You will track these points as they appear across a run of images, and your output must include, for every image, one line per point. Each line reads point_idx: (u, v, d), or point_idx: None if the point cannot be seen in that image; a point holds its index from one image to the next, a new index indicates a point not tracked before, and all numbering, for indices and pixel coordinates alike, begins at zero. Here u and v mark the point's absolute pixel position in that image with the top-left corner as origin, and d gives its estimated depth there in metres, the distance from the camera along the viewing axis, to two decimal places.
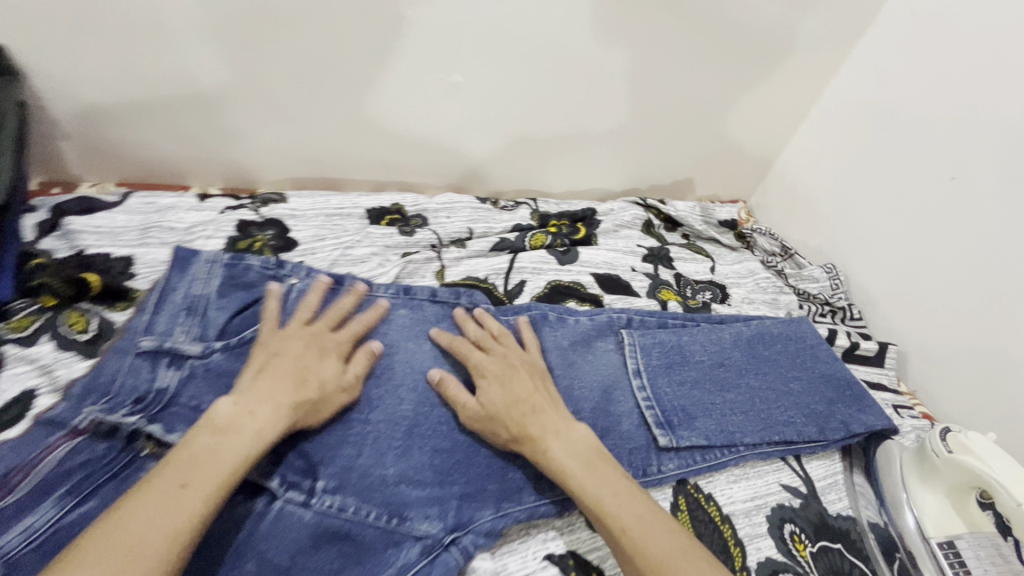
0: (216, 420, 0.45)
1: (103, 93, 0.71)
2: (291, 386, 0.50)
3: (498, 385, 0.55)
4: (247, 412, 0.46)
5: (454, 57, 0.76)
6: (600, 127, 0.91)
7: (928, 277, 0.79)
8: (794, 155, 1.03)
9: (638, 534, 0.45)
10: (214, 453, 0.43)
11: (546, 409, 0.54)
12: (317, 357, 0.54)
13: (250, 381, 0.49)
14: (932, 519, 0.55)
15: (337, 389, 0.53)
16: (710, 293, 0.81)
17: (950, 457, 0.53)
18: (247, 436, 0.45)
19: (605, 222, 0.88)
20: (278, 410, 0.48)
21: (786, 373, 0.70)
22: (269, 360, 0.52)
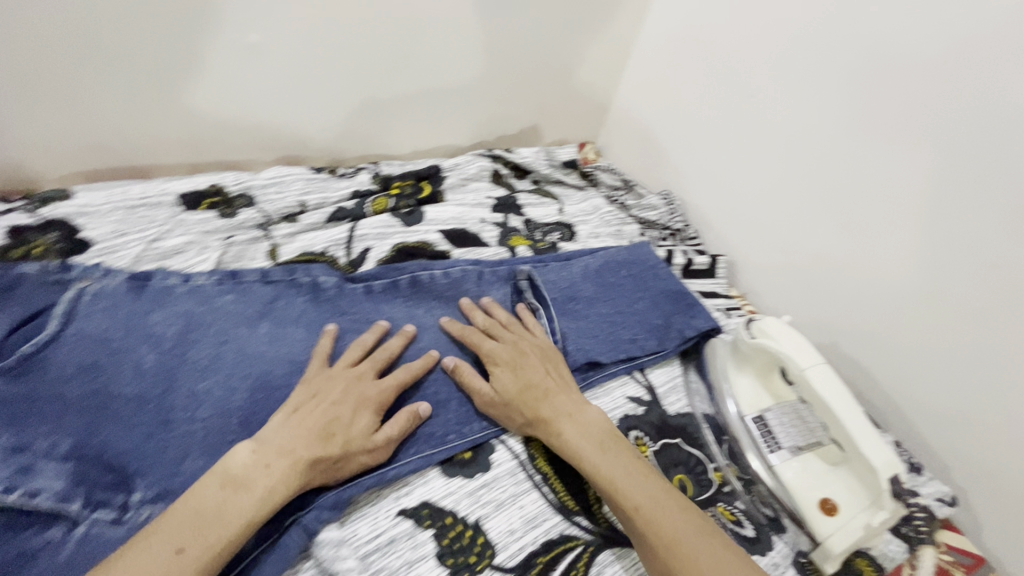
0: (231, 469, 0.44)
1: None
2: (314, 439, 0.47)
3: (518, 369, 0.58)
4: (263, 465, 0.45)
5: (245, 14, 0.68)
6: (431, 80, 0.88)
7: (745, 191, 0.88)
8: (626, 92, 1.07)
9: (652, 511, 0.48)
10: (219, 510, 0.42)
11: (563, 395, 0.57)
12: (352, 408, 0.51)
13: (278, 425, 0.48)
14: (746, 399, 0.62)
15: (361, 449, 0.49)
16: (558, 233, 0.84)
17: (752, 341, 0.61)
18: (256, 495, 0.44)
19: (451, 177, 0.87)
20: (296, 467, 0.46)
21: (631, 296, 0.75)
22: (302, 405, 0.50)
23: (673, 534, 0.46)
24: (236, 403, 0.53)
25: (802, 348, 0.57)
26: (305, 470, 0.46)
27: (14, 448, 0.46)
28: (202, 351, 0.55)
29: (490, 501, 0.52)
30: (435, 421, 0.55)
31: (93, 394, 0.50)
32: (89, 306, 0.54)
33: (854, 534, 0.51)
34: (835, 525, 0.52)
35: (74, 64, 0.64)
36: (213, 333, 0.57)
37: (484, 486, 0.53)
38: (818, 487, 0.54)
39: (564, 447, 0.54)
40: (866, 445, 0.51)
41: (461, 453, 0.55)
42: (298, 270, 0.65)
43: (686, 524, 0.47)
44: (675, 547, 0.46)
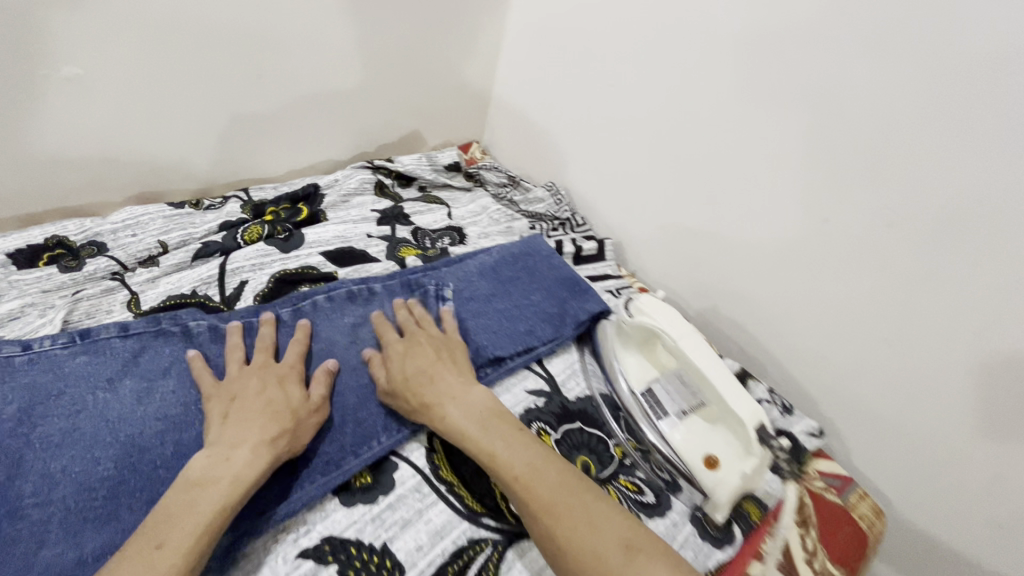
0: (192, 475, 0.46)
1: None
2: (266, 422, 0.50)
3: (409, 357, 0.60)
4: (222, 460, 0.47)
5: (56, 44, 0.60)
6: (296, 98, 0.84)
7: (622, 175, 0.92)
8: (503, 89, 1.09)
9: (530, 480, 0.49)
10: (191, 507, 0.43)
11: (451, 377, 0.59)
12: (277, 388, 0.54)
13: (219, 431, 0.50)
14: (634, 375, 0.65)
15: (307, 416, 0.54)
16: (448, 238, 0.84)
17: (632, 319, 0.65)
18: (225, 484, 0.45)
19: (330, 195, 0.85)
20: (256, 449, 0.48)
21: (525, 288, 0.76)
22: (232, 403, 0.52)
23: (548, 502, 0.47)
24: (101, 474, 0.48)
25: (673, 322, 0.63)
26: (268, 448, 0.49)
27: None
28: (53, 425, 0.50)
29: (394, 522, 0.51)
30: (330, 448, 0.54)
31: None
32: None
33: (734, 483, 0.56)
34: (718, 477, 0.57)
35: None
36: (65, 401, 0.52)
37: (388, 507, 0.52)
38: (703, 446, 0.58)
39: (450, 430, 0.55)
40: (734, 402, 0.57)
41: (361, 478, 0.54)
42: (164, 317, 0.60)
43: (562, 487, 0.48)
44: (551, 515, 0.46)
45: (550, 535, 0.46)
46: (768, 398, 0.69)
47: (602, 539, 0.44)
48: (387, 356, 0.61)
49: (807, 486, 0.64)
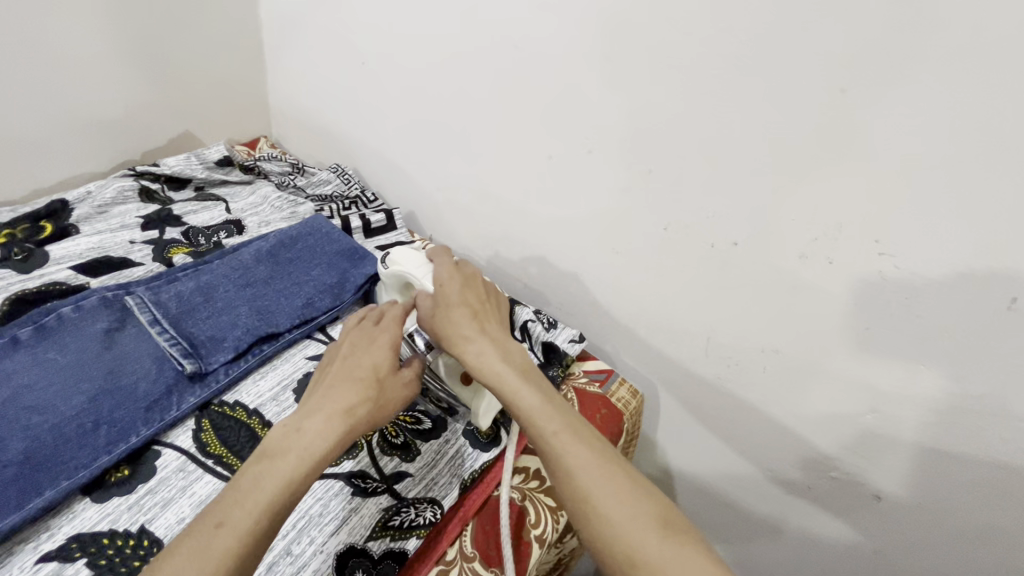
0: (268, 442, 0.46)
1: None
2: (347, 389, 0.51)
3: (460, 305, 0.58)
4: (294, 433, 0.46)
5: None
6: (12, 109, 0.78)
7: (395, 149, 0.97)
8: (274, 81, 1.08)
9: (565, 439, 0.47)
10: (256, 481, 0.43)
11: (488, 329, 0.57)
12: (367, 346, 0.55)
13: (316, 393, 0.51)
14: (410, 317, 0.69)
15: (393, 385, 0.54)
16: (225, 232, 0.84)
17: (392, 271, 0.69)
18: (293, 457, 0.45)
19: (81, 209, 0.80)
20: (327, 422, 0.48)
21: (304, 265, 0.79)
22: (327, 369, 0.53)
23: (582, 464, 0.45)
24: None
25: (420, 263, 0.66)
26: (343, 419, 0.49)
27: None
28: None
29: (155, 504, 0.53)
30: (81, 454, 0.55)
31: None
32: None
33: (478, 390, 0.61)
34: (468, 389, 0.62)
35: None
36: None
37: (148, 492, 0.54)
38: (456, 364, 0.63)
39: (481, 371, 0.53)
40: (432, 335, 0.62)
41: (120, 472, 0.56)
42: None
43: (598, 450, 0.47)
44: (589, 474, 0.44)
45: (578, 493, 0.44)
46: (533, 318, 0.77)
47: (635, 513, 0.42)
48: (440, 285, 0.60)
49: (571, 384, 0.75)
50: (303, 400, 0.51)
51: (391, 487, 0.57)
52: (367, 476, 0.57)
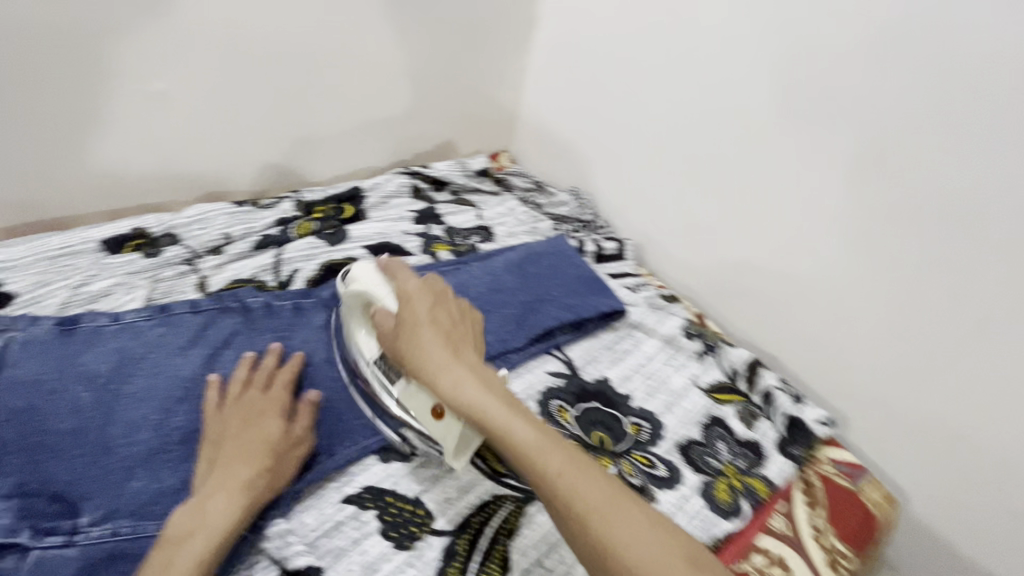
0: (173, 527, 0.46)
1: None
2: (239, 466, 0.49)
3: (432, 318, 0.52)
4: (195, 514, 0.46)
5: (156, 65, 0.73)
6: (343, 112, 0.94)
7: (637, 181, 0.98)
8: (528, 103, 1.16)
9: (572, 478, 0.42)
10: (169, 565, 0.43)
11: (468, 349, 0.51)
12: (257, 420, 0.53)
13: (206, 474, 0.50)
14: (364, 347, 0.59)
15: (288, 449, 0.53)
16: (478, 236, 0.92)
17: (349, 289, 0.59)
18: (201, 535, 0.45)
19: (371, 197, 0.93)
20: (228, 498, 0.47)
21: (549, 280, 0.82)
22: (214, 448, 0.51)
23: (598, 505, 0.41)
24: (177, 424, 0.56)
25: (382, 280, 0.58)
26: (243, 493, 0.48)
27: None
28: (137, 383, 0.58)
29: (427, 477, 0.57)
30: (368, 413, 0.60)
31: (30, 433, 0.51)
32: (20, 352, 0.57)
33: (457, 430, 0.50)
34: (444, 424, 0.52)
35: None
36: (148, 361, 0.60)
37: (420, 465, 0.58)
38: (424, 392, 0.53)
39: (470, 410, 0.46)
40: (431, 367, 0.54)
41: (395, 439, 0.60)
42: (224, 295, 0.69)
43: (610, 488, 0.42)
44: (603, 517, 0.40)
45: (595, 541, 0.40)
46: (779, 386, 0.72)
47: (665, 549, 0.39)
48: (405, 297, 0.54)
49: (818, 470, 0.67)
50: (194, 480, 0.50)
51: None
52: None
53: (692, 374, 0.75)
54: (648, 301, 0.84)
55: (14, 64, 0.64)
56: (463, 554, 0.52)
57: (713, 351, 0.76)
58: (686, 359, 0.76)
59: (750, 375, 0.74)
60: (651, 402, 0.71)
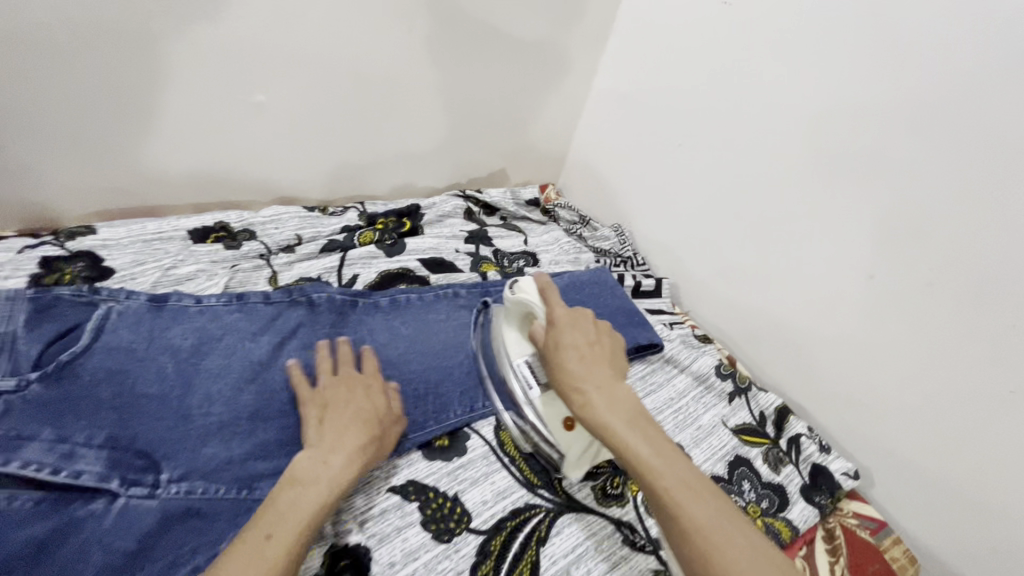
0: (296, 471, 0.52)
1: None
2: (353, 431, 0.56)
3: (571, 329, 0.60)
4: (320, 463, 0.53)
5: (252, 79, 0.80)
6: (411, 133, 1.01)
7: (679, 223, 1.02)
8: (579, 140, 1.22)
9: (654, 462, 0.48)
10: (295, 504, 0.49)
11: (599, 358, 0.58)
12: (365, 396, 0.61)
13: (318, 432, 0.56)
14: (513, 347, 0.67)
15: (390, 423, 0.61)
16: (524, 261, 0.98)
17: (514, 297, 0.66)
18: (322, 482, 0.52)
19: (428, 214, 1.00)
20: (348, 455, 0.54)
21: (591, 309, 0.87)
22: (322, 412, 0.58)
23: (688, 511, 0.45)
24: (245, 402, 0.61)
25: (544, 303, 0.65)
26: (357, 454, 0.55)
27: (57, 438, 0.52)
28: (213, 361, 0.64)
29: (466, 479, 0.61)
30: (416, 412, 0.65)
31: (122, 394, 0.57)
32: (116, 322, 0.63)
33: (582, 441, 0.60)
34: (570, 436, 0.61)
35: (96, 105, 0.72)
36: (224, 343, 0.66)
37: (460, 467, 0.62)
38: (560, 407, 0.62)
39: (593, 419, 0.53)
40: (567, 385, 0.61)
41: (440, 440, 0.66)
42: (292, 288, 0.75)
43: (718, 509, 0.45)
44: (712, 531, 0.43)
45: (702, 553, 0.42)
46: (807, 435, 0.74)
47: (740, 531, 0.43)
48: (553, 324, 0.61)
49: (839, 520, 0.69)
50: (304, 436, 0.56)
51: (657, 551, 0.60)
52: (635, 530, 0.61)
53: (721, 413, 0.77)
54: (682, 338, 0.88)
55: (139, 71, 0.72)
56: (495, 555, 0.55)
57: (743, 393, 0.79)
58: (716, 397, 0.79)
59: (778, 421, 0.76)
60: (679, 436, 0.74)
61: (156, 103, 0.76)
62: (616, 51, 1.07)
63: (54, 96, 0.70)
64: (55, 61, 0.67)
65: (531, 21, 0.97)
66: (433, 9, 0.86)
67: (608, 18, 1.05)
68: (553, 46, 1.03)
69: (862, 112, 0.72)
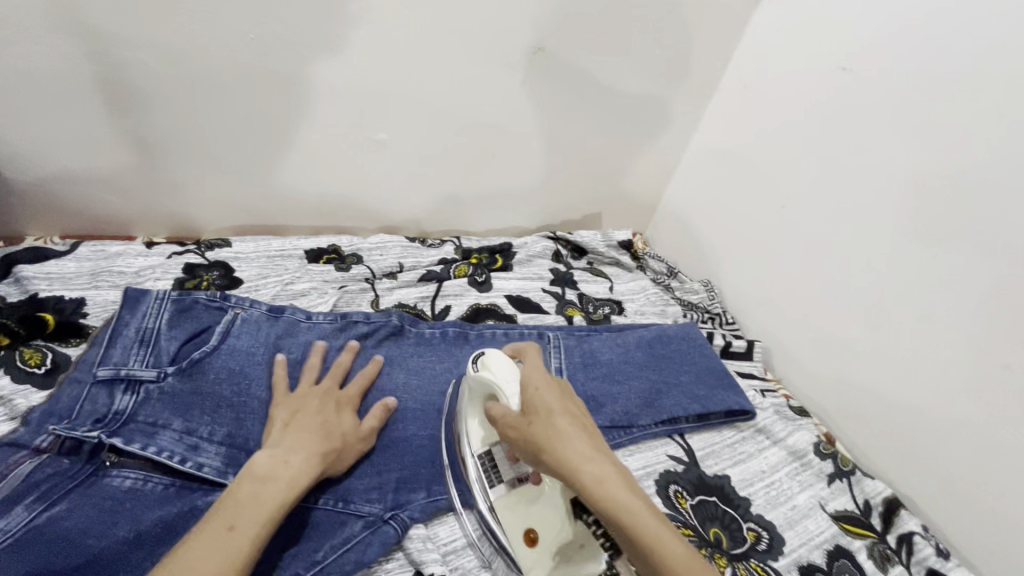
0: (257, 468, 0.53)
1: (67, 158, 0.79)
2: (316, 437, 0.58)
3: (550, 392, 0.53)
4: (282, 462, 0.54)
5: (377, 120, 0.88)
6: (508, 175, 1.06)
7: (774, 286, 0.98)
8: (672, 193, 1.22)
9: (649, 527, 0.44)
10: (256, 499, 0.51)
11: (578, 415, 0.52)
12: (335, 411, 0.63)
13: (281, 434, 0.58)
14: (476, 440, 0.61)
15: (354, 438, 0.62)
16: (609, 308, 0.97)
17: (480, 378, 0.60)
18: (284, 482, 0.53)
19: (519, 253, 1.03)
20: (310, 460, 0.56)
21: (678, 366, 0.84)
22: (294, 414, 0.60)
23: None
24: None
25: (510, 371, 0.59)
26: (319, 460, 0.56)
27: (185, 430, 0.59)
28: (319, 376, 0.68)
29: None
30: None
31: (240, 394, 0.63)
32: (240, 327, 0.69)
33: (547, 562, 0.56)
34: (534, 556, 0.56)
35: (243, 136, 0.84)
36: (328, 358, 0.71)
37: None
38: (520, 519, 0.57)
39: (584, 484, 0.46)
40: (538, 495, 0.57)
41: None
42: (394, 314, 0.78)
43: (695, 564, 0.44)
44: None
45: None
46: (922, 534, 0.66)
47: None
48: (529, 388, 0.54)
49: None
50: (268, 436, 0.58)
51: None
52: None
53: (819, 495, 0.72)
54: (775, 408, 0.83)
55: (283, 106, 0.82)
56: None
57: (846, 477, 0.73)
58: (814, 476, 0.73)
59: (887, 515, 0.69)
60: (771, 512, 0.70)
61: (285, 131, 0.85)
62: (720, 108, 1.07)
63: (214, 121, 0.81)
64: (219, 97, 0.78)
65: (638, 77, 0.99)
66: (545, 64, 0.91)
67: (714, 77, 1.05)
68: (657, 101, 1.05)
69: (1004, 182, 0.65)
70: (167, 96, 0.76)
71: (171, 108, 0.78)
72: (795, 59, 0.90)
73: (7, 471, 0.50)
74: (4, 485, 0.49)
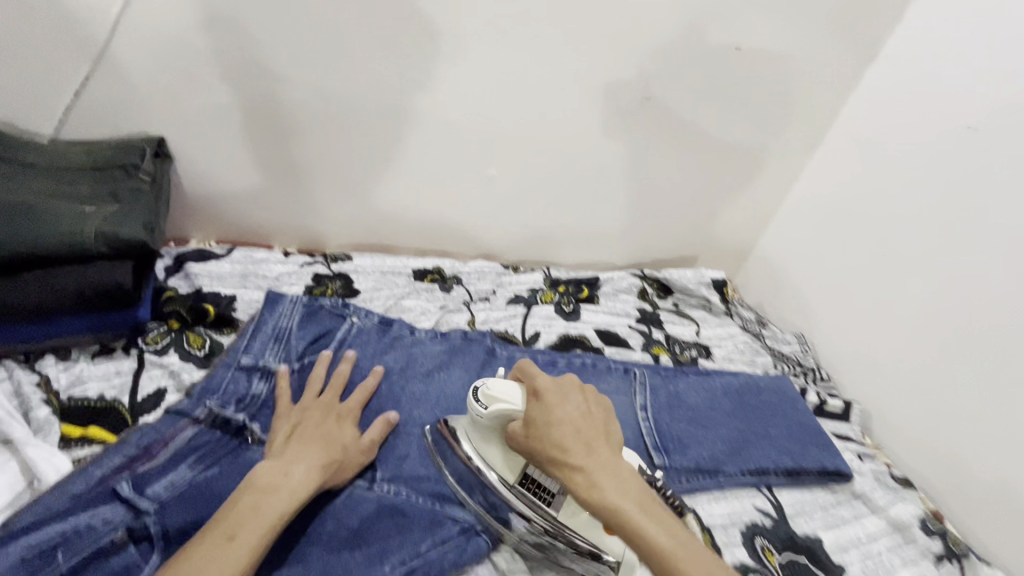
0: (258, 480, 0.55)
1: (234, 178, 0.92)
2: (320, 450, 0.60)
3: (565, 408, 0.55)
4: (283, 472, 0.56)
5: (489, 158, 0.96)
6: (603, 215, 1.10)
7: (878, 346, 0.93)
8: (765, 243, 1.20)
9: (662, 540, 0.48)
10: (257, 509, 0.52)
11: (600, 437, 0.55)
12: (335, 424, 0.64)
13: (282, 447, 0.60)
14: (505, 466, 0.64)
15: (356, 451, 0.63)
16: (696, 350, 0.97)
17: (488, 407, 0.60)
18: (285, 494, 0.54)
19: (605, 286, 1.06)
20: (311, 469, 0.57)
21: (768, 419, 0.81)
22: (295, 428, 0.62)
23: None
24: None
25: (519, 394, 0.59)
26: (320, 471, 0.58)
27: None
28: (415, 385, 0.74)
29: None
30: None
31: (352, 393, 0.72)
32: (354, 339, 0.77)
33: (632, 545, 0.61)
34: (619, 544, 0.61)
35: (374, 164, 0.94)
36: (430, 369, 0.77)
37: None
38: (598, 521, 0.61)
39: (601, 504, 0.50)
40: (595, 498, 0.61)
41: None
42: (486, 334, 0.83)
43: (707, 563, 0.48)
44: None
45: None
46: None
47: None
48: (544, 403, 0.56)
49: None
50: (271, 448, 0.60)
51: None
52: None
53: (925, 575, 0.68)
54: (875, 474, 0.80)
55: (411, 140, 0.92)
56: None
57: (956, 558, 0.70)
58: (918, 553, 0.70)
59: None
60: None
61: (410, 164, 0.95)
62: (826, 161, 1.05)
63: (351, 151, 0.92)
64: (359, 130, 0.89)
65: (743, 127, 1.00)
66: (653, 112, 0.95)
67: (820, 132, 1.04)
68: (761, 152, 1.05)
69: None
70: (319, 129, 0.88)
71: (320, 139, 0.90)
72: (912, 119, 0.89)
73: (171, 436, 0.60)
74: (170, 447, 0.59)
